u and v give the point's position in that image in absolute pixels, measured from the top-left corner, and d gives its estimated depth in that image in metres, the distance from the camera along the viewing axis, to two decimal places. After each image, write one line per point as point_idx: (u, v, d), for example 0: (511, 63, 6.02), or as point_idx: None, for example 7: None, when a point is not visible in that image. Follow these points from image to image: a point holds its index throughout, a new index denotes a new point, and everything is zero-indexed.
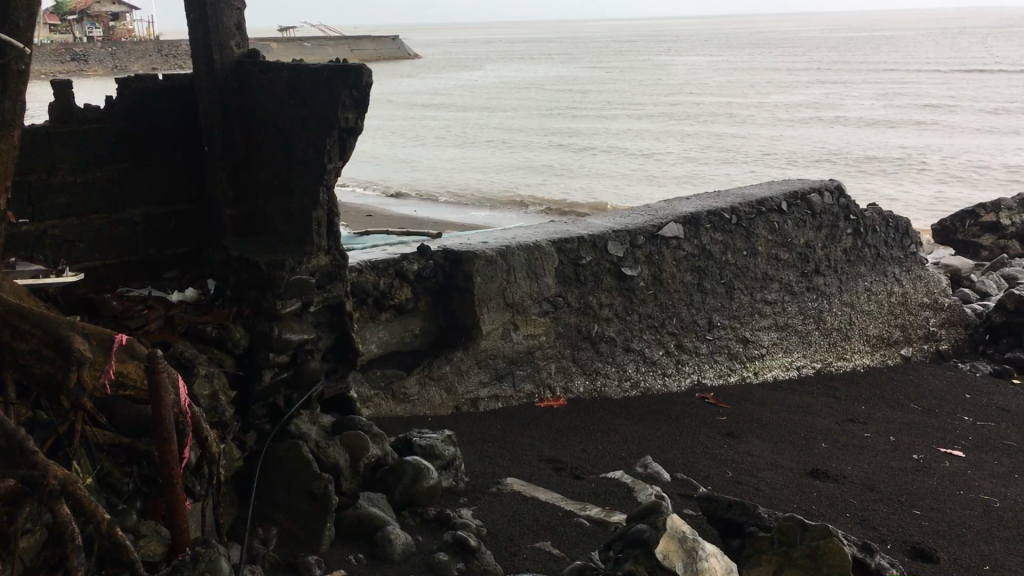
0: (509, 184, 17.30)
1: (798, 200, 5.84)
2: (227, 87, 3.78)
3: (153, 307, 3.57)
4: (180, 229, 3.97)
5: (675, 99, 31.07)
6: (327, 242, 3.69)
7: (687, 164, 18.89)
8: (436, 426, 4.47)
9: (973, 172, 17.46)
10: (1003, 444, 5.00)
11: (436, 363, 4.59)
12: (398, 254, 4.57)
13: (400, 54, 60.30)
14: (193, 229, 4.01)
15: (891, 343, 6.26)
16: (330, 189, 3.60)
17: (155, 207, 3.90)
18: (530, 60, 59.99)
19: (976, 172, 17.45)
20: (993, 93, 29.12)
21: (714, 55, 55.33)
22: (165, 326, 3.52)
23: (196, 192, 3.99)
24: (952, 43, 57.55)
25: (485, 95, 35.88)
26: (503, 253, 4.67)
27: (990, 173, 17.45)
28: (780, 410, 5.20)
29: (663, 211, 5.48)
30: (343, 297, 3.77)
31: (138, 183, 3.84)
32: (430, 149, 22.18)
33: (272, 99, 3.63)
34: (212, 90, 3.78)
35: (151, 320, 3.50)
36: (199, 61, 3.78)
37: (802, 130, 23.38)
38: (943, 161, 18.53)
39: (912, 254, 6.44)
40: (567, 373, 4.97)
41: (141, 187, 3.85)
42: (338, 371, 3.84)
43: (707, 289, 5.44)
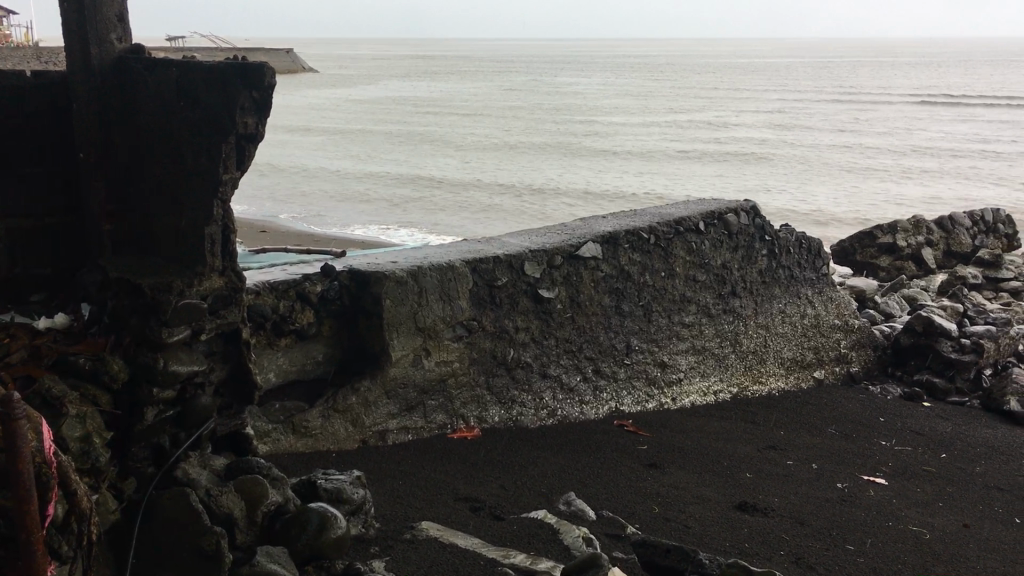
0: (407, 208, 16.86)
1: (714, 220, 5.70)
2: (107, 87, 3.37)
3: (16, 337, 3.13)
4: (51, 245, 3.50)
5: (572, 124, 31.19)
6: (221, 262, 3.29)
7: (586, 191, 18.85)
8: (341, 463, 4.09)
9: (863, 203, 18.07)
10: (922, 469, 4.94)
11: (340, 393, 4.21)
12: (299, 273, 4.21)
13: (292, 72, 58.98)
14: (66, 245, 3.53)
15: (805, 366, 6.17)
16: (225, 201, 3.21)
17: (22, 219, 3.43)
18: (426, 80, 59.53)
19: (865, 203, 18.04)
20: (875, 125, 30.39)
21: (609, 79, 56.25)
22: (30, 357, 3.08)
23: (70, 204, 3.53)
24: (827, 75, 60.04)
25: (381, 115, 35.23)
26: (415, 273, 4.35)
27: (875, 204, 18.01)
28: (701, 438, 5.01)
29: (580, 230, 5.24)
30: (238, 323, 3.38)
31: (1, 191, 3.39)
32: (327, 167, 21.61)
33: (159, 101, 3.23)
34: (89, 90, 3.35)
35: (13, 352, 3.06)
36: (75, 57, 3.34)
37: (697, 157, 23.72)
38: (834, 193, 19.13)
39: (824, 276, 6.38)
40: (481, 402, 4.66)
41: (6, 196, 3.40)
42: (233, 406, 3.44)
43: (625, 312, 5.22)
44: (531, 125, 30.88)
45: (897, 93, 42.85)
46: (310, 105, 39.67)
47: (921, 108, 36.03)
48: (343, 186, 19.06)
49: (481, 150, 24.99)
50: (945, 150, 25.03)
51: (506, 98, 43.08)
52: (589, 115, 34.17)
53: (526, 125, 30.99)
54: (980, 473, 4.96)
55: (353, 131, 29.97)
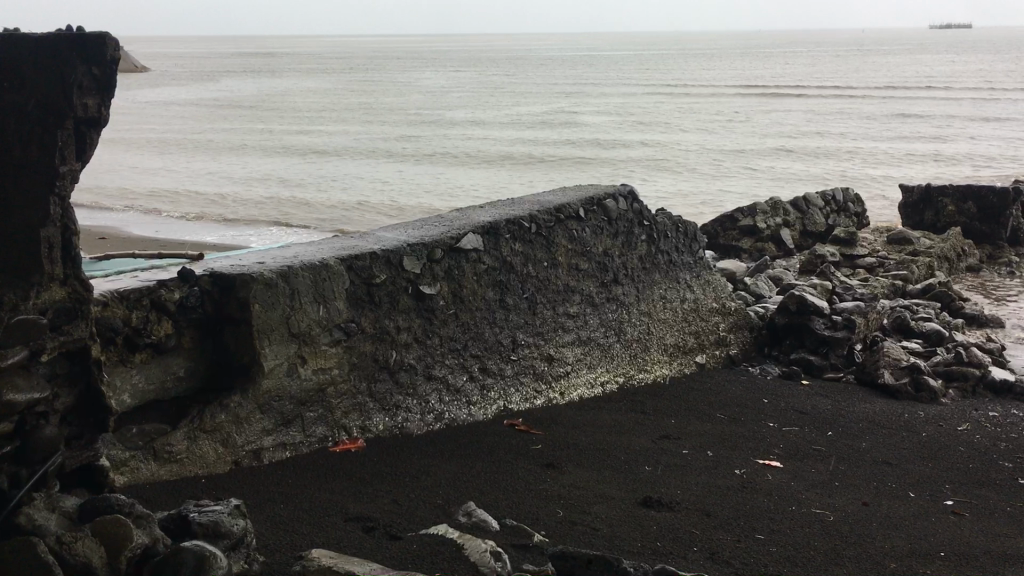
0: (256, 214, 16.03)
1: (593, 206, 5.54)
2: None
3: None
4: None
5: (424, 124, 30.69)
6: (61, 269, 2.83)
7: (443, 193, 18.51)
8: (212, 489, 3.67)
9: (715, 196, 18.59)
10: (813, 449, 4.93)
11: (207, 411, 3.79)
12: (152, 281, 3.77)
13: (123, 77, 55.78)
14: None
15: (687, 351, 6.10)
16: (63, 197, 2.79)
17: None
18: (268, 79, 57.47)
19: (716, 196, 18.49)
20: (718, 117, 31.38)
21: (456, 76, 56.15)
22: None
23: None
24: (667, 66, 61.63)
25: (222, 119, 33.65)
26: (284, 274, 3.96)
27: (726, 197, 18.49)
28: (595, 433, 4.83)
29: (459, 221, 4.97)
30: (86, 340, 2.91)
31: None
32: (168, 175, 20.44)
33: None
34: None
35: None
36: None
37: (550, 155, 23.77)
38: (686, 186, 19.61)
39: (700, 259, 6.33)
40: (364, 411, 4.30)
41: None
42: (84, 436, 2.95)
43: (509, 306, 4.98)
44: (382, 127, 30.20)
45: (733, 84, 44.58)
46: (143, 108, 37.68)
47: (757, 98, 37.57)
48: (185, 195, 17.97)
49: (331, 153, 24.30)
50: (783, 140, 26.16)
51: (353, 98, 42.28)
52: (439, 115, 33.74)
53: (377, 127, 30.26)
54: (866, 448, 5.01)
55: (194, 135, 28.62)
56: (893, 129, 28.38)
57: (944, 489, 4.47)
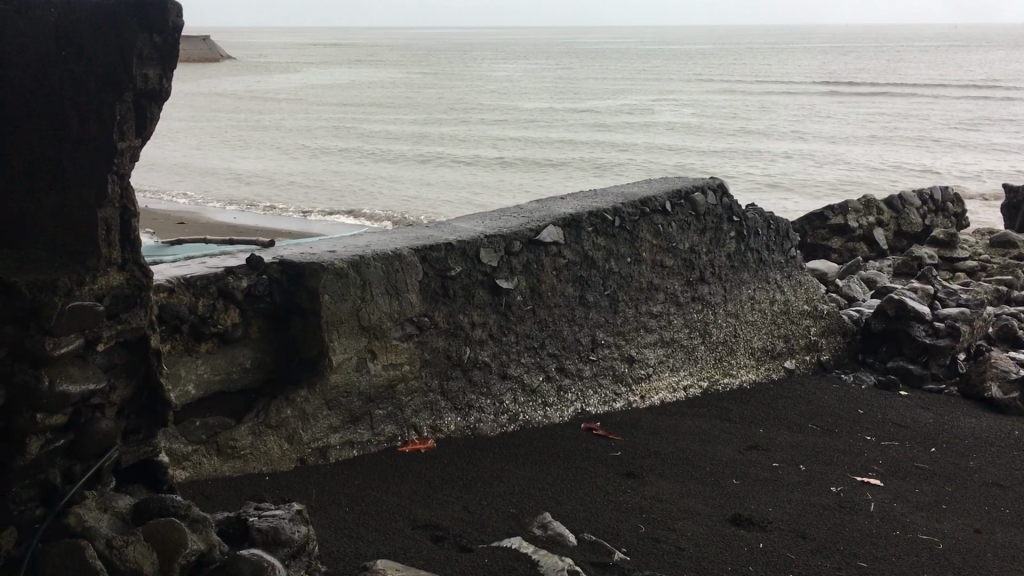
0: (330, 203, 16.02)
1: (680, 200, 5.23)
2: None
3: None
4: None
5: (498, 117, 30.51)
6: (120, 252, 2.68)
7: (516, 188, 18.30)
8: (275, 487, 3.51)
9: (796, 197, 17.99)
10: (914, 467, 4.56)
11: (273, 406, 3.62)
12: (220, 267, 3.62)
13: (204, 67, 56.88)
14: None
15: (775, 356, 5.75)
16: (121, 175, 2.64)
17: None
18: (344, 70, 57.98)
19: (797, 198, 17.90)
20: (800, 115, 30.50)
21: (532, 69, 55.95)
22: None
23: None
24: (746, 61, 60.41)
25: (299, 109, 34.00)
26: (356, 264, 3.77)
27: (807, 199, 17.87)
28: (677, 440, 4.54)
29: (538, 212, 4.72)
30: (146, 327, 2.75)
31: None
32: (245, 164, 20.64)
33: (32, 55, 2.58)
34: None
35: None
36: None
37: (626, 150, 23.34)
38: (766, 184, 19.03)
39: (792, 258, 5.97)
40: (435, 409, 4.09)
41: None
42: (141, 430, 2.80)
43: (590, 303, 4.72)
44: (456, 120, 30.12)
45: (816, 81, 43.41)
46: (224, 98, 38.35)
47: (841, 96, 36.49)
48: (260, 183, 18.08)
49: (407, 145, 24.30)
50: (871, 139, 25.28)
51: (430, 89, 42.39)
52: (513, 108, 33.51)
53: (450, 119, 30.20)
54: (975, 467, 4.61)
55: (273, 125, 28.97)
56: (988, 129, 27.21)
57: None
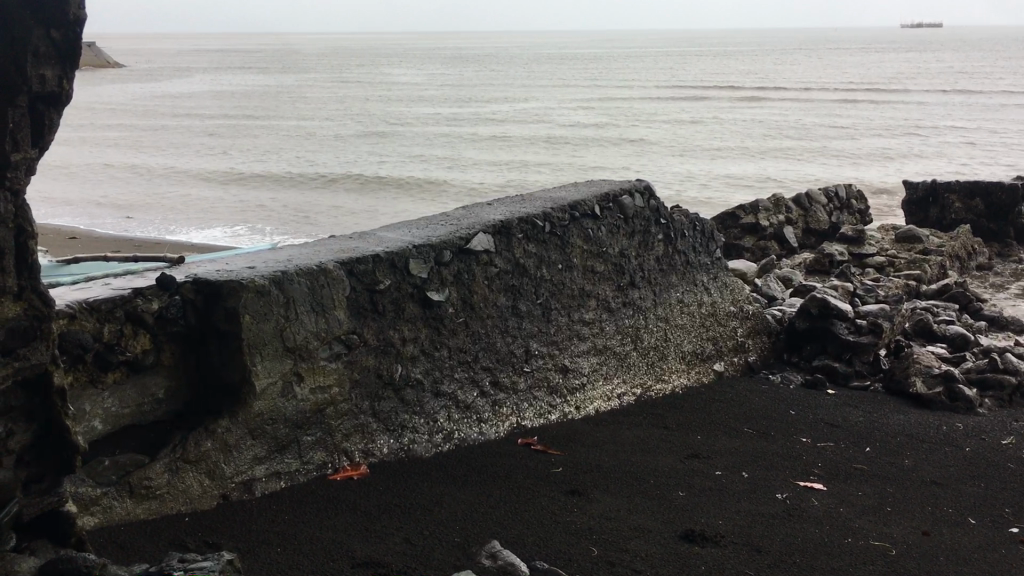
0: (229, 214, 15.37)
1: (609, 204, 5.11)
2: None
3: None
4: None
5: (399, 122, 30.04)
6: (15, 280, 2.39)
7: (422, 193, 17.95)
8: (197, 530, 3.20)
9: (700, 195, 18.17)
10: (853, 468, 4.52)
11: (191, 439, 3.30)
12: (127, 288, 3.30)
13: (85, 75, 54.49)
14: None
15: (704, 359, 5.67)
16: (16, 190, 2.34)
17: None
18: (235, 75, 56.32)
19: (702, 197, 18.08)
20: (698, 116, 31.03)
21: (430, 74, 55.62)
22: None
23: None
24: (641, 65, 61.34)
25: (191, 116, 32.75)
26: (278, 280, 3.50)
27: (711, 197, 18.06)
28: (618, 452, 4.39)
29: (466, 220, 4.52)
30: (47, 364, 2.46)
31: None
32: (135, 175, 19.68)
33: None
34: None
35: None
36: None
37: (530, 153, 23.26)
38: (671, 185, 19.17)
39: (718, 260, 5.92)
40: (366, 433, 3.84)
41: None
42: (44, 479, 2.50)
43: (522, 313, 4.53)
44: (356, 125, 29.53)
45: (710, 83, 44.38)
46: (109, 106, 36.60)
47: (735, 98, 37.34)
48: (151, 195, 17.24)
49: (308, 151, 23.65)
50: (767, 136, 25.89)
51: (326, 94, 41.60)
52: (413, 113, 33.05)
53: (350, 125, 29.59)
54: (911, 466, 4.60)
55: (164, 133, 27.88)
56: (875, 129, 28.27)
57: (1004, 514, 4.07)
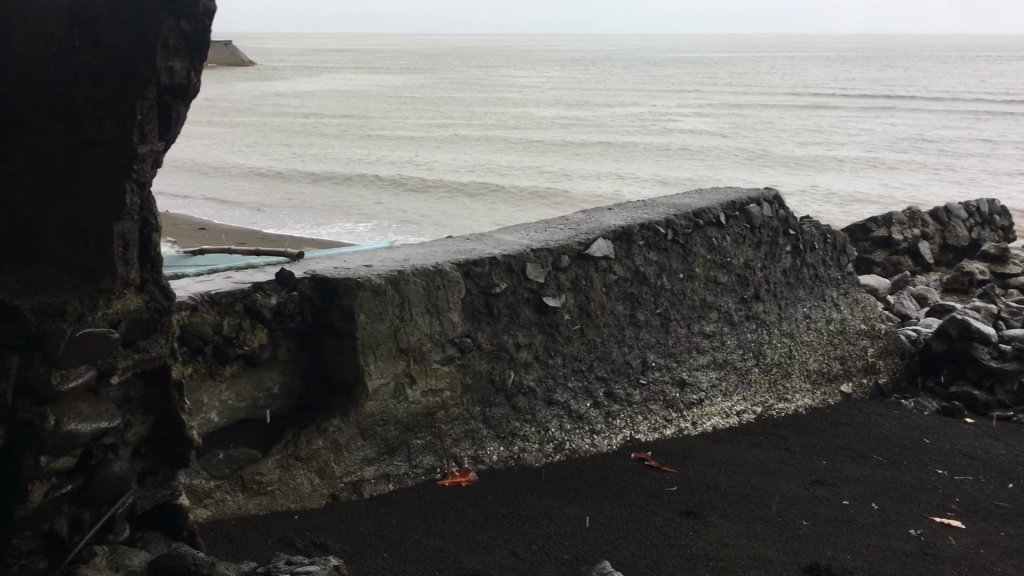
0: (348, 211, 15.66)
1: (736, 212, 4.90)
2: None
3: None
4: None
5: (517, 124, 30.09)
6: (137, 272, 2.43)
7: (538, 195, 17.88)
8: (305, 528, 3.18)
9: (826, 205, 17.48)
10: (995, 506, 4.19)
11: (303, 436, 3.29)
12: (247, 282, 3.31)
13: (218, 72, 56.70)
14: None
15: (831, 379, 5.37)
16: (142, 183, 2.36)
17: None
18: (359, 75, 57.60)
19: (828, 206, 17.38)
20: (825, 122, 29.97)
21: (552, 76, 55.75)
22: None
23: None
24: (764, 69, 59.84)
25: (315, 115, 33.64)
26: (395, 280, 3.45)
27: (837, 206, 17.35)
28: (737, 473, 4.19)
29: (586, 224, 4.39)
30: (165, 358, 2.49)
31: None
32: (261, 171, 20.31)
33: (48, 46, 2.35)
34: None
35: None
36: None
37: (648, 157, 22.88)
38: (794, 193, 18.52)
39: (849, 275, 5.61)
40: (477, 439, 3.76)
41: None
42: (160, 471, 2.53)
43: (640, 322, 4.37)
44: (474, 126, 29.71)
45: (839, 89, 42.86)
46: (239, 103, 37.96)
47: (866, 105, 35.89)
48: (276, 191, 17.73)
49: (427, 151, 23.93)
50: (900, 144, 24.79)
51: (449, 95, 42.22)
52: (531, 115, 33.06)
53: (468, 126, 29.79)
54: None
55: (289, 130, 28.68)
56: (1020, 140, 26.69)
57: None
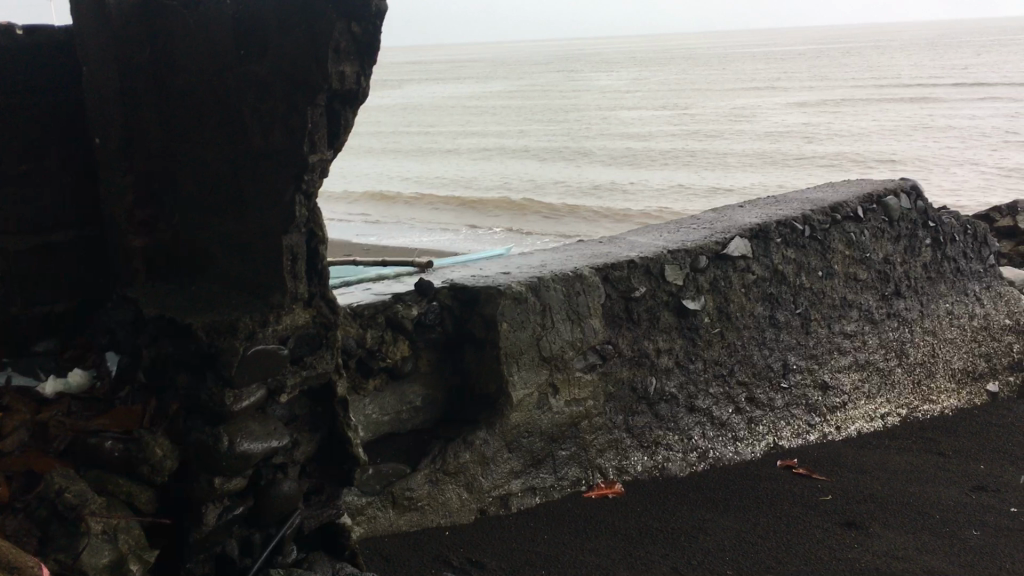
0: (439, 217, 15.68)
1: (872, 204, 4.66)
2: (158, 73, 2.68)
3: (31, 410, 2.54)
4: (75, 280, 2.91)
5: (601, 125, 29.84)
6: (307, 287, 2.56)
7: (627, 186, 17.61)
8: (457, 545, 3.12)
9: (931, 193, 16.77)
10: None
11: (450, 450, 3.22)
12: (387, 294, 3.24)
13: None
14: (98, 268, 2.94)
15: (976, 377, 5.05)
16: (309, 193, 2.46)
17: (38, 235, 2.83)
18: (438, 85, 58.03)
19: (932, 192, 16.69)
20: (922, 108, 28.90)
21: (632, 77, 55.08)
22: (69, 450, 2.46)
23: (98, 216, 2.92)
24: (850, 58, 58.23)
25: (398, 124, 33.92)
26: (535, 288, 3.34)
27: (943, 193, 16.65)
28: (892, 479, 3.96)
29: (720, 223, 4.23)
30: (329, 375, 2.61)
31: (39, 194, 2.82)
32: (350, 182, 20.53)
33: (216, 62, 2.51)
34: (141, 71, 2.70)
35: (35, 440, 2.47)
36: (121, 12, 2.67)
37: (738, 145, 22.36)
38: None
39: (992, 267, 5.27)
40: (621, 449, 3.62)
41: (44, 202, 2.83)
42: (324, 490, 2.67)
43: (780, 324, 4.17)
44: (557, 129, 29.55)
45: (931, 76, 41.40)
46: None
47: (962, 90, 34.52)
48: (366, 200, 17.87)
49: (512, 152, 23.86)
50: (1006, 127, 23.70)
51: (528, 100, 42.03)
52: (614, 116, 32.76)
53: (551, 129, 29.63)
54: None
55: (375, 141, 28.93)
56: None
57: None
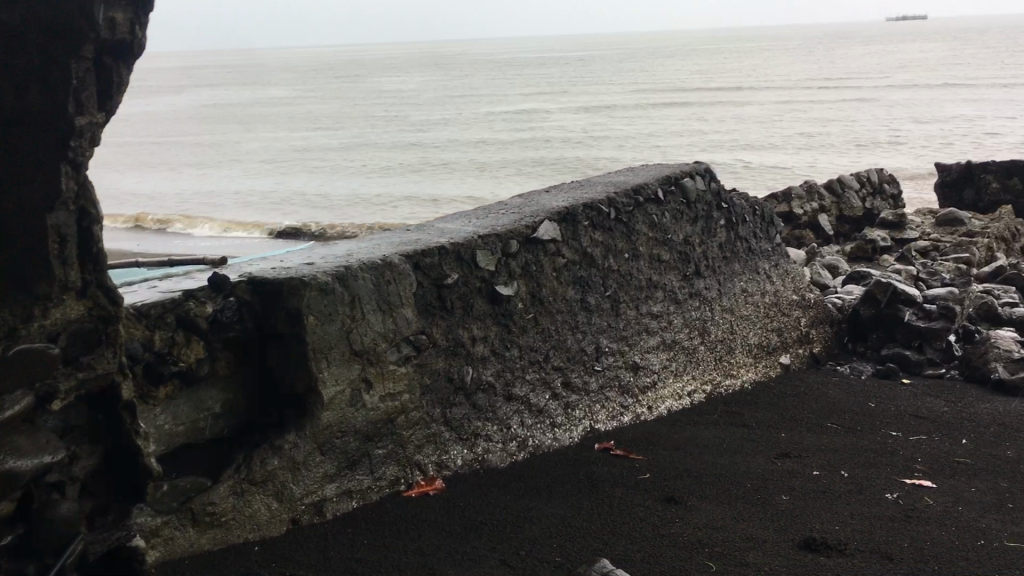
0: (226, 229, 14.84)
1: (671, 187, 4.77)
2: None
3: None
4: None
5: (391, 132, 29.52)
6: (80, 274, 2.36)
7: (422, 198, 17.46)
8: (269, 560, 2.87)
9: None
10: (957, 462, 4.15)
11: (256, 457, 2.95)
12: (175, 291, 2.94)
13: None
14: None
15: (770, 352, 5.27)
16: (76, 162, 2.25)
17: None
18: (217, 92, 55.45)
19: None
20: (693, 113, 30.62)
21: (418, 83, 54.98)
22: None
23: None
24: (623, 66, 60.91)
25: (174, 135, 32.01)
26: (342, 277, 3.12)
27: None
28: (704, 453, 4.04)
29: (527, 208, 4.17)
30: (114, 373, 2.40)
31: None
32: (125, 197, 19.08)
33: None
34: None
35: None
36: None
37: (528, 152, 22.77)
38: None
39: (779, 246, 5.55)
40: (439, 443, 3.47)
41: None
42: (112, 511, 2.43)
43: (591, 306, 4.16)
44: (345, 137, 28.92)
45: (699, 82, 44.05)
46: None
47: (728, 94, 36.93)
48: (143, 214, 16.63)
49: (301, 164, 23.10)
50: (770, 128, 25.59)
51: (315, 108, 41.03)
52: (403, 123, 32.49)
53: (340, 137, 28.97)
54: (1014, 457, 4.24)
55: (150, 152, 27.12)
56: (878, 116, 28.00)
57: None
